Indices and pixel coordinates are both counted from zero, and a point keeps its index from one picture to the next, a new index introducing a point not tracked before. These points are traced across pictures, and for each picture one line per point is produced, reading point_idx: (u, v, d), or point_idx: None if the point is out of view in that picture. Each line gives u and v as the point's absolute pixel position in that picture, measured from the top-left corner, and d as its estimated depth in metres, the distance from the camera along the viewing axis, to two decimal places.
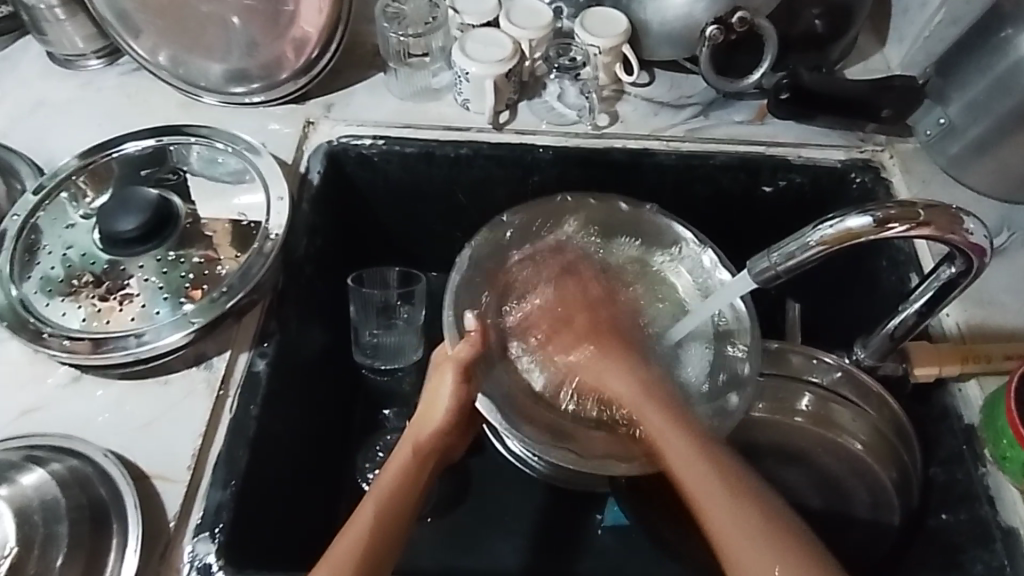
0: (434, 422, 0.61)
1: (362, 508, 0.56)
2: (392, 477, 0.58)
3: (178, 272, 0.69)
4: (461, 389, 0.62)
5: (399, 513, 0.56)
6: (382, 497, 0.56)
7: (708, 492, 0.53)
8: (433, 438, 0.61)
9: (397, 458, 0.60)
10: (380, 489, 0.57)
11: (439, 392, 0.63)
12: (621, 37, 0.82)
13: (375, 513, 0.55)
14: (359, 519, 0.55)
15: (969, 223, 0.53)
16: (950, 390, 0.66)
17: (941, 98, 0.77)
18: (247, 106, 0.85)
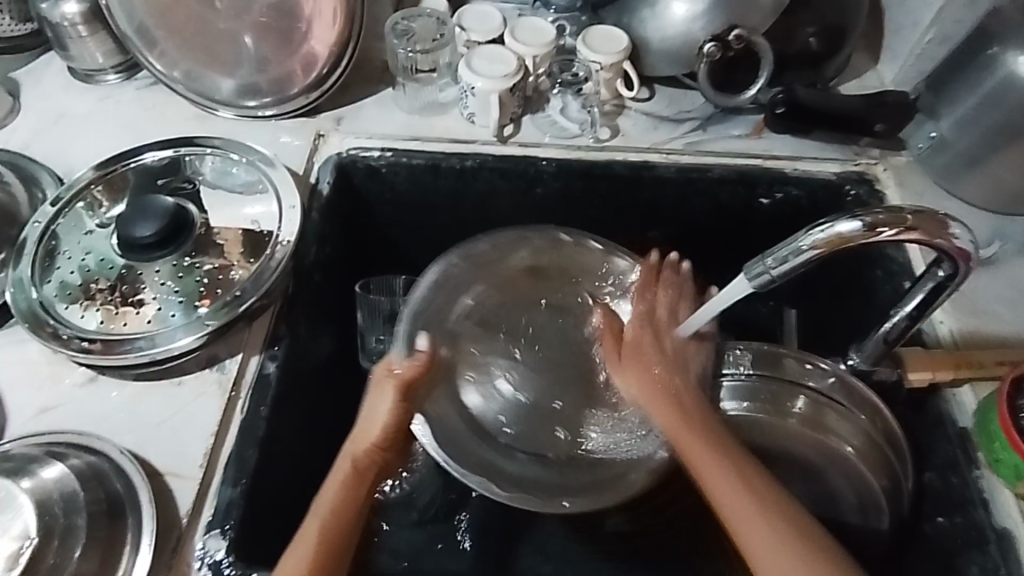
0: (365, 446, 0.62)
1: (307, 528, 0.57)
2: (331, 503, 0.59)
3: (193, 277, 0.71)
4: (396, 408, 0.64)
5: (342, 536, 0.57)
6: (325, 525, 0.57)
7: (733, 508, 0.56)
8: (366, 458, 0.62)
9: (336, 477, 0.61)
10: (320, 518, 0.58)
11: (372, 412, 0.64)
12: (621, 54, 0.85)
13: (318, 535, 0.56)
14: (299, 548, 0.56)
15: (956, 229, 0.55)
16: (944, 396, 0.67)
17: (932, 113, 0.79)
18: (260, 119, 0.88)
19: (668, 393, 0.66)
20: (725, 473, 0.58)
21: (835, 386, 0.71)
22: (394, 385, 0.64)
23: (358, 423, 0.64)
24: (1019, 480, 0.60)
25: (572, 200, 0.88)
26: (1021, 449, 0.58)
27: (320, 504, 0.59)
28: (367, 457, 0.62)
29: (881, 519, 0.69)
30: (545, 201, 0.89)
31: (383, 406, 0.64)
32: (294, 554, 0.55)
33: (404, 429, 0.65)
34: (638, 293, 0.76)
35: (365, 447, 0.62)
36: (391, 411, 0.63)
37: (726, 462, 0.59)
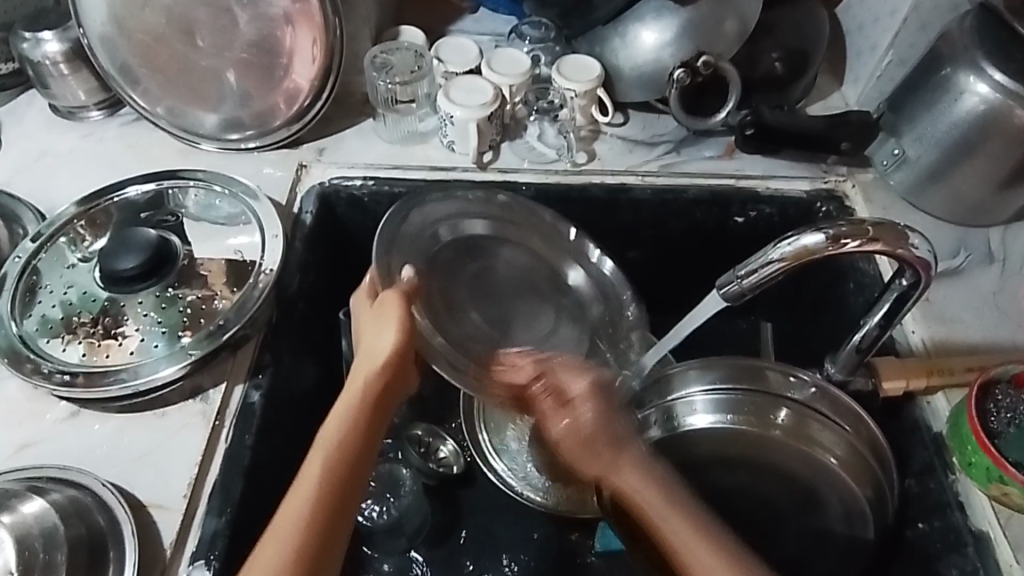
0: (371, 371, 0.62)
1: (311, 462, 0.56)
2: (337, 430, 0.58)
3: (176, 308, 0.71)
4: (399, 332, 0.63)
5: (353, 458, 0.57)
6: (337, 451, 0.57)
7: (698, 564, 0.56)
8: (376, 375, 0.61)
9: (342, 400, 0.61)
10: (330, 446, 0.57)
11: (376, 344, 0.63)
12: (594, 82, 0.88)
13: (324, 465, 0.56)
14: (303, 486, 0.55)
15: (914, 239, 0.58)
16: (919, 404, 0.69)
17: (894, 131, 0.82)
18: (242, 151, 0.90)
19: (598, 433, 0.64)
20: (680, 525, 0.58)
21: (819, 396, 0.70)
22: (393, 309, 0.65)
23: (360, 355, 0.64)
24: (992, 482, 0.61)
25: None
26: (991, 451, 0.60)
27: (327, 430, 0.58)
28: (377, 385, 0.61)
29: (866, 528, 0.70)
30: None
31: (387, 342, 0.63)
32: (304, 482, 0.55)
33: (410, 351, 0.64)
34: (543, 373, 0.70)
35: (367, 375, 0.61)
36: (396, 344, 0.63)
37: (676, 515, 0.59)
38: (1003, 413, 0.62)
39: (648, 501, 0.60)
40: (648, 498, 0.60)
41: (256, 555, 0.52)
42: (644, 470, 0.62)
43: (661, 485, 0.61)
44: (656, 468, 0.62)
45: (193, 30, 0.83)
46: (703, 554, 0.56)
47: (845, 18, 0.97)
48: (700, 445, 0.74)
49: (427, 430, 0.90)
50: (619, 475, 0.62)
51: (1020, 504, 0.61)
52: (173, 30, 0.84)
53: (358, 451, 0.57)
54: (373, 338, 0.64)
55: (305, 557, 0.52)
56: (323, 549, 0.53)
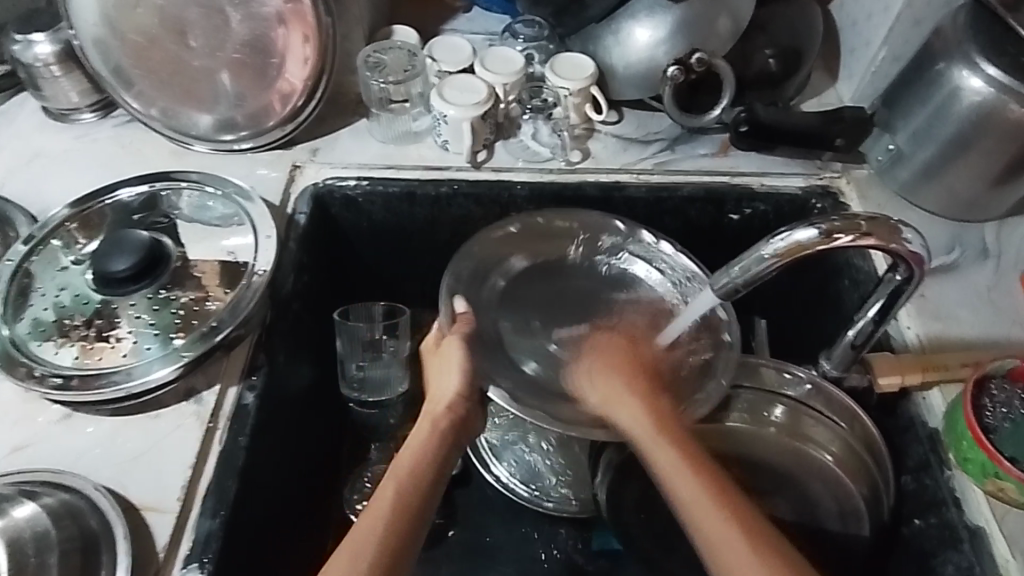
0: (443, 403, 0.64)
1: (382, 489, 0.57)
2: (413, 455, 0.60)
3: (169, 310, 0.71)
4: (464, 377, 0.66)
5: (429, 482, 0.58)
6: (413, 471, 0.58)
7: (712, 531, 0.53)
8: (448, 414, 0.64)
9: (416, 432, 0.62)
10: (410, 468, 0.59)
11: (445, 386, 0.66)
12: (588, 79, 0.88)
13: (401, 484, 0.57)
14: (379, 503, 0.56)
15: (907, 233, 0.57)
16: (914, 399, 0.69)
17: (888, 127, 0.82)
18: (236, 152, 0.90)
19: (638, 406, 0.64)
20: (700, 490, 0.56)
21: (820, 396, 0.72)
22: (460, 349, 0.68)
23: (430, 394, 0.67)
24: (987, 477, 0.61)
25: None
26: (987, 446, 0.60)
27: (405, 455, 0.60)
28: (449, 415, 0.63)
29: (861, 526, 0.72)
30: None
31: (456, 378, 0.66)
32: (376, 504, 0.56)
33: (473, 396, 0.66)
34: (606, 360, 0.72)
35: (440, 408, 0.64)
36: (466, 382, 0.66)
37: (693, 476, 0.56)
38: (998, 408, 0.62)
39: (647, 449, 0.60)
40: (650, 449, 0.60)
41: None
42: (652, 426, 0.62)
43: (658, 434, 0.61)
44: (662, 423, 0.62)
45: (185, 31, 0.83)
46: (694, 494, 0.55)
47: (839, 15, 0.97)
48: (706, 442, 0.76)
49: None
50: (648, 440, 0.61)
51: (1016, 500, 0.60)
52: (165, 31, 0.83)
53: (433, 473, 0.59)
54: (445, 375, 0.67)
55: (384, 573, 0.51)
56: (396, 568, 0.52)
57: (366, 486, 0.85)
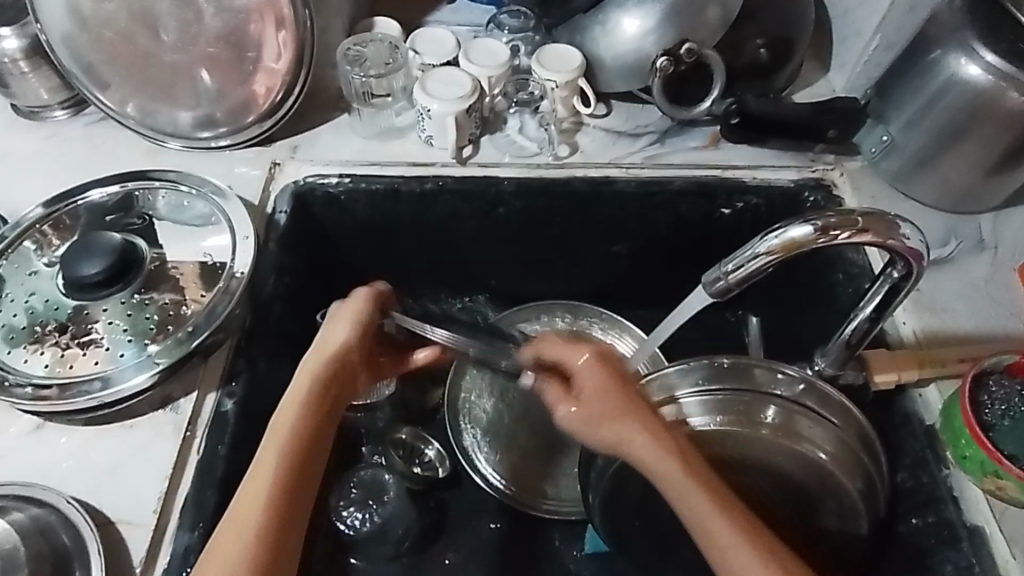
0: (324, 357, 0.64)
1: (271, 437, 0.58)
2: (298, 404, 0.60)
3: (144, 314, 0.68)
4: (353, 327, 0.67)
5: (310, 435, 0.58)
6: (292, 426, 0.58)
7: (709, 526, 0.55)
8: (337, 362, 0.64)
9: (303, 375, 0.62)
10: (288, 420, 0.59)
11: (331, 336, 0.66)
12: (576, 72, 0.85)
13: (280, 451, 0.57)
14: (265, 461, 0.56)
15: (905, 228, 0.56)
16: (911, 395, 0.68)
17: (881, 117, 0.80)
18: (214, 150, 0.87)
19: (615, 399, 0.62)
20: (689, 485, 0.57)
21: (829, 399, 0.67)
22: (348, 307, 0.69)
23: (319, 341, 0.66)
24: (986, 475, 0.60)
25: (534, 219, 0.88)
26: (987, 444, 0.59)
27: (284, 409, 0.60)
28: (326, 369, 0.63)
29: (860, 523, 0.67)
30: (507, 221, 0.88)
31: (354, 338, 0.66)
32: (266, 453, 0.57)
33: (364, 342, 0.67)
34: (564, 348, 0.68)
35: (319, 363, 0.63)
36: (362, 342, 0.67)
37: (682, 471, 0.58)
38: (997, 406, 0.61)
39: (646, 453, 0.59)
40: (665, 470, 0.58)
41: (210, 551, 0.52)
42: (654, 436, 0.59)
43: (659, 437, 0.59)
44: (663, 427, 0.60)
45: (157, 24, 0.80)
46: (705, 508, 0.55)
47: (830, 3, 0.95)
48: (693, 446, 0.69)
49: (411, 433, 0.87)
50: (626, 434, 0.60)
51: (1014, 498, 0.59)
52: (136, 24, 0.80)
53: (310, 424, 0.59)
54: (335, 333, 0.67)
55: (265, 534, 0.52)
56: (291, 510, 0.54)
57: (354, 490, 0.80)
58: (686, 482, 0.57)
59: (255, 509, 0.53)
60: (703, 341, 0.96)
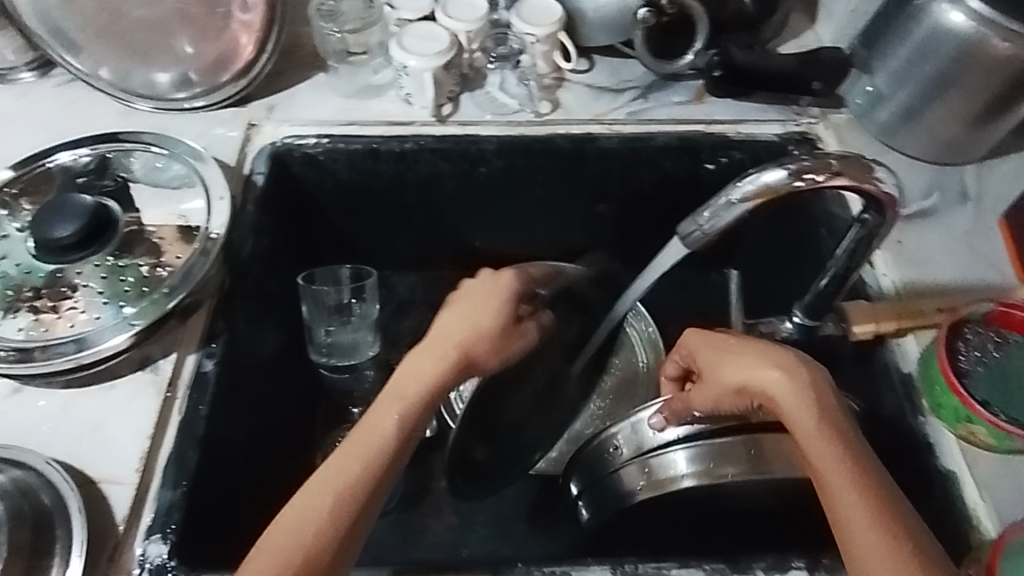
0: (447, 342, 0.61)
1: (379, 408, 0.57)
2: (413, 381, 0.59)
3: (119, 277, 0.67)
4: (498, 322, 0.62)
5: (417, 413, 0.57)
6: (405, 398, 0.58)
7: (852, 517, 0.49)
8: (463, 353, 0.60)
9: (427, 359, 0.60)
10: (404, 398, 0.58)
11: (472, 325, 0.62)
12: (556, 25, 0.83)
13: (393, 426, 0.56)
14: (370, 429, 0.56)
15: (879, 172, 0.55)
16: (889, 347, 0.68)
17: (867, 68, 0.79)
18: (187, 111, 0.85)
19: (780, 373, 0.57)
20: (847, 470, 0.51)
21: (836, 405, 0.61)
22: (504, 291, 0.64)
23: (448, 324, 0.62)
24: (959, 422, 0.60)
25: (516, 177, 0.87)
26: (961, 392, 0.59)
27: (398, 381, 0.59)
28: (448, 363, 0.60)
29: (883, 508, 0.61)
30: (489, 180, 0.87)
31: (493, 351, 0.62)
32: (373, 421, 0.56)
33: (501, 342, 0.63)
34: (704, 338, 0.61)
35: (452, 354, 0.60)
36: (501, 358, 0.63)
37: (837, 454, 0.52)
38: (972, 353, 0.62)
39: (791, 412, 0.55)
40: (815, 448, 0.53)
41: (293, 505, 0.52)
42: (817, 412, 0.55)
43: (804, 392, 0.56)
44: (817, 392, 0.56)
45: None
46: (846, 486, 0.51)
47: None
48: (769, 465, 0.58)
49: None
50: (785, 407, 0.55)
51: (987, 444, 0.60)
52: None
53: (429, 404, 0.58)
54: (474, 321, 0.62)
55: (343, 512, 0.51)
56: (378, 486, 0.54)
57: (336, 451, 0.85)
58: (841, 466, 0.52)
59: (346, 476, 0.53)
60: (689, 300, 0.94)
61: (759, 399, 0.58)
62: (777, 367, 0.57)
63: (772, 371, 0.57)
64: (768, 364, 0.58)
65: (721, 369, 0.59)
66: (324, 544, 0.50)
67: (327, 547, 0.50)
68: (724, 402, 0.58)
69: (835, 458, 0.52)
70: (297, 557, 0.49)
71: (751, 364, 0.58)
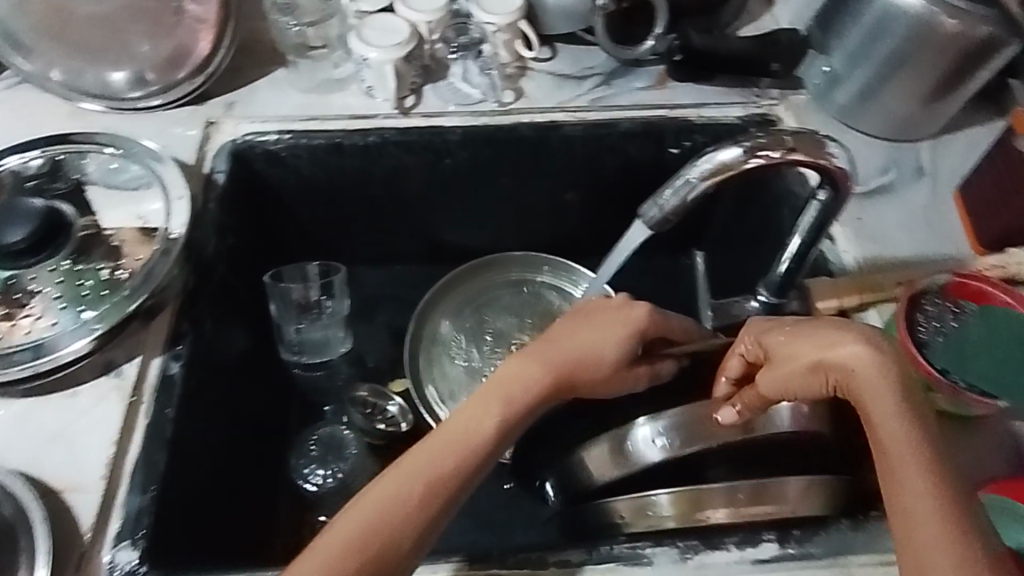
0: (562, 355, 0.59)
1: (483, 397, 0.56)
2: (516, 382, 0.57)
3: (77, 281, 0.66)
4: (619, 350, 0.60)
5: (521, 414, 0.56)
6: (510, 400, 0.56)
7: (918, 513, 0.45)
8: (573, 370, 0.59)
9: (537, 369, 0.58)
10: (503, 394, 0.56)
11: (588, 348, 0.59)
12: (515, 14, 0.83)
13: (497, 421, 0.55)
14: (467, 420, 0.55)
15: (832, 148, 0.56)
16: (852, 321, 0.70)
17: (822, 49, 0.80)
18: (143, 110, 0.83)
19: (864, 357, 0.51)
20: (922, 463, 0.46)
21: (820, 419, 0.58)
22: (636, 324, 0.60)
23: (569, 344, 0.60)
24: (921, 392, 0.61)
25: (482, 168, 0.87)
26: (920, 361, 0.60)
27: (501, 376, 0.57)
28: (551, 377, 0.58)
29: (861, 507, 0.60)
30: (455, 172, 0.87)
31: (600, 374, 0.59)
32: (473, 412, 0.56)
33: (612, 370, 0.60)
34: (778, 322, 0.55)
35: (556, 366, 0.58)
36: (602, 385, 0.60)
37: (914, 447, 0.47)
38: (931, 323, 0.63)
39: (871, 396, 0.49)
40: (889, 438, 0.48)
41: (370, 487, 0.51)
42: (901, 399, 0.49)
43: (888, 377, 0.50)
44: (903, 380, 0.50)
45: None
46: (917, 479, 0.46)
47: None
48: (762, 500, 0.56)
49: (372, 390, 0.87)
50: (864, 391, 0.50)
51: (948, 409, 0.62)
52: None
53: (531, 406, 0.57)
54: (593, 340, 0.60)
55: (430, 502, 0.51)
56: (466, 478, 0.53)
57: (311, 450, 0.83)
58: (916, 459, 0.46)
59: (437, 462, 0.52)
60: (661, 284, 0.95)
61: (835, 380, 0.52)
62: (860, 351, 0.51)
63: (855, 355, 0.51)
64: (851, 347, 0.51)
65: (795, 353, 0.53)
66: (399, 534, 0.49)
67: (408, 536, 0.49)
68: (795, 385, 0.53)
69: (913, 446, 0.47)
70: (366, 549, 0.48)
71: (830, 350, 0.52)
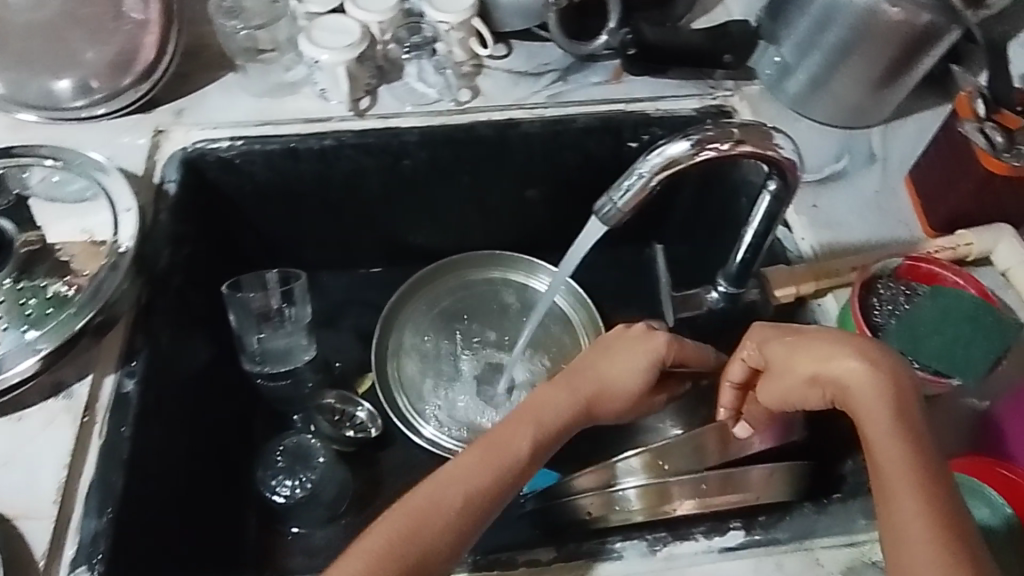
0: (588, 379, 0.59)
1: (515, 417, 0.57)
2: (547, 406, 0.58)
3: (20, 299, 0.64)
4: (643, 379, 0.60)
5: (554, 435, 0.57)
6: (542, 422, 0.57)
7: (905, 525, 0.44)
8: (602, 395, 0.59)
9: (565, 394, 0.58)
10: (536, 413, 0.57)
11: (617, 377, 0.60)
12: (468, 12, 0.83)
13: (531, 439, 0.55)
14: (502, 438, 0.55)
15: (779, 138, 0.57)
16: (809, 307, 0.71)
17: (773, 39, 0.81)
18: (87, 120, 0.80)
19: (859, 368, 0.50)
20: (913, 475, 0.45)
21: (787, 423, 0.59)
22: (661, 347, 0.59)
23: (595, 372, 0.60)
24: None
25: (442, 168, 0.86)
26: None
27: (534, 401, 0.58)
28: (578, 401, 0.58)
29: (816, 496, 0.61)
30: (415, 173, 0.86)
31: (621, 402, 0.60)
32: (507, 429, 0.56)
33: (643, 399, 0.61)
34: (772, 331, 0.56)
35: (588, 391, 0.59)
36: (624, 411, 0.61)
37: (905, 460, 0.46)
38: (885, 308, 0.65)
39: (867, 415, 0.48)
40: (883, 449, 0.47)
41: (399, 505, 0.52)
42: (896, 413, 0.48)
43: (884, 390, 0.49)
44: (899, 392, 0.49)
45: None
46: (907, 493, 0.45)
47: None
48: (729, 490, 0.57)
49: (338, 396, 0.86)
50: (858, 405, 0.49)
51: None
52: None
53: (563, 428, 0.57)
54: (619, 367, 0.60)
55: (470, 511, 0.52)
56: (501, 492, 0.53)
57: (279, 460, 0.81)
58: (906, 473, 0.45)
59: (471, 481, 0.52)
60: (626, 277, 0.96)
61: (832, 393, 0.52)
62: (855, 363, 0.50)
63: (851, 367, 0.50)
64: (847, 359, 0.51)
65: (793, 363, 0.53)
66: (437, 548, 0.50)
67: (445, 549, 0.50)
68: (793, 396, 0.54)
69: (904, 459, 0.46)
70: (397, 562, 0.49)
71: (828, 360, 0.51)
